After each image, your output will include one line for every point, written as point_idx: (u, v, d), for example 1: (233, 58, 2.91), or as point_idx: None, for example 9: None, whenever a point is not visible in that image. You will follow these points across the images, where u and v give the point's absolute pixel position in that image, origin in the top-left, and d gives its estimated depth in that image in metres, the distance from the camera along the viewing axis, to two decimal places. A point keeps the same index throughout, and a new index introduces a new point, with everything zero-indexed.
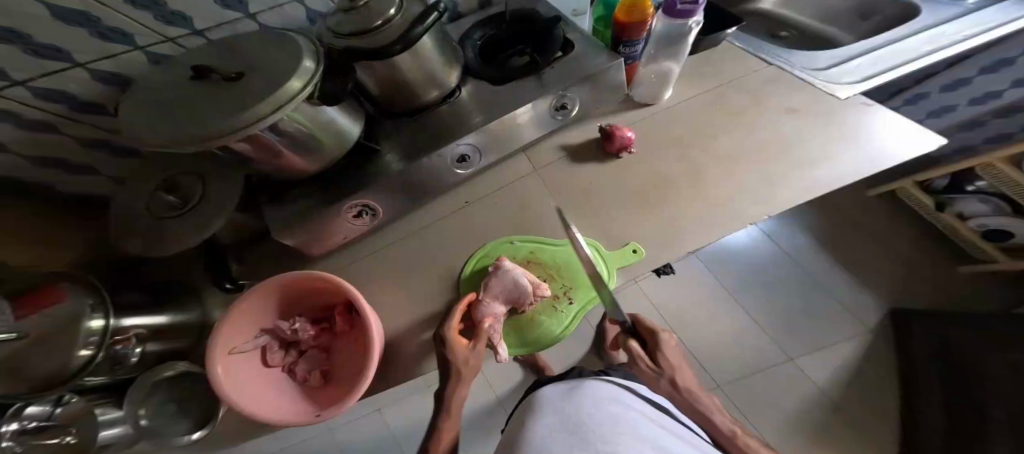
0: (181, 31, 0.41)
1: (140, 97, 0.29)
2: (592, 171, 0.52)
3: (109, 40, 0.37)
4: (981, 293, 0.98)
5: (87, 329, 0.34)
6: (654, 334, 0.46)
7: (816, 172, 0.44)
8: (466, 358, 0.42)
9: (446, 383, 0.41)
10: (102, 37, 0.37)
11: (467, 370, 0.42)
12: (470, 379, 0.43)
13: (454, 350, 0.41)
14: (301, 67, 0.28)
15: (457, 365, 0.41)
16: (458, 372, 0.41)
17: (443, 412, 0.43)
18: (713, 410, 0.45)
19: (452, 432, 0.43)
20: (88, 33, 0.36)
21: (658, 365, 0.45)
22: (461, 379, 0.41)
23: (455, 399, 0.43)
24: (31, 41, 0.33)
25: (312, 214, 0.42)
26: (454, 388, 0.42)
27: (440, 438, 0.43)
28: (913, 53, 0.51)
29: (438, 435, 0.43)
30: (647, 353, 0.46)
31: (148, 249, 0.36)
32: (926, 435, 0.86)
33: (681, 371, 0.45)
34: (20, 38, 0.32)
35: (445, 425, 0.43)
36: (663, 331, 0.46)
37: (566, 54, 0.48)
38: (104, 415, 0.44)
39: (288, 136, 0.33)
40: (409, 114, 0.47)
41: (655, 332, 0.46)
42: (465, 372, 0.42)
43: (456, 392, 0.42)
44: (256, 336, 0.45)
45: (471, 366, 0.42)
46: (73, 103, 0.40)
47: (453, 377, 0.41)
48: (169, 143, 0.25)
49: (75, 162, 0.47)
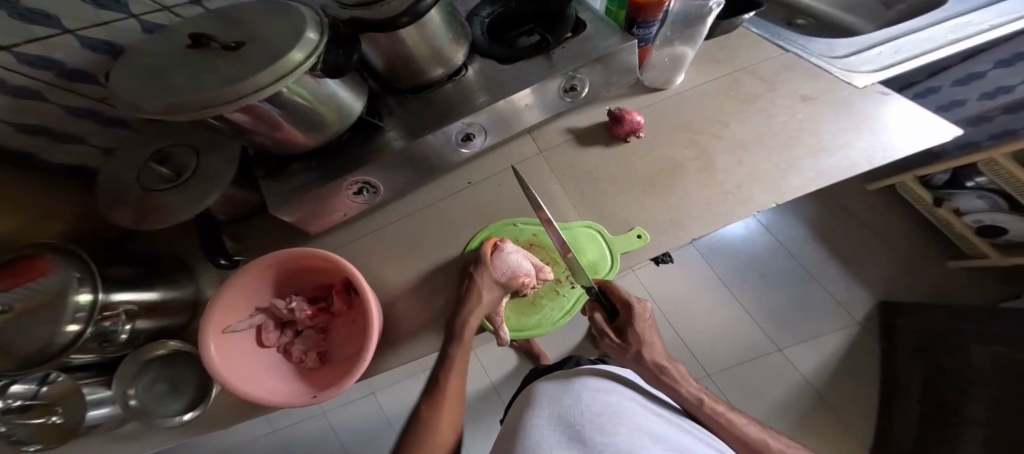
0: (178, 0, 0.41)
1: (131, 63, 0.27)
2: (599, 155, 0.51)
3: (104, 7, 0.36)
4: (972, 289, 1.00)
5: (75, 303, 0.32)
6: (627, 307, 0.45)
7: (827, 159, 0.44)
8: (488, 287, 0.43)
9: (464, 306, 0.42)
10: (98, 6, 0.35)
11: (487, 301, 0.43)
12: (483, 312, 0.42)
13: (483, 275, 0.44)
14: (305, 38, 0.26)
15: (479, 291, 0.43)
16: (479, 297, 0.42)
17: (454, 341, 0.41)
18: (679, 384, 0.45)
19: (463, 364, 0.41)
20: None
21: (624, 340, 0.46)
22: (480, 304, 0.42)
23: (469, 327, 0.41)
24: (18, 5, 0.31)
25: (309, 190, 0.41)
26: (470, 314, 0.41)
27: (451, 366, 0.40)
28: (936, 41, 0.51)
29: (450, 367, 0.40)
30: (614, 327, 0.46)
31: (142, 220, 0.35)
32: (903, 421, 0.88)
33: (650, 345, 0.45)
34: (8, 1, 0.30)
35: (455, 354, 0.40)
36: (636, 305, 0.45)
37: (576, 36, 0.46)
38: (92, 394, 0.42)
39: (288, 108, 0.31)
40: (413, 90, 0.45)
41: (629, 306, 0.45)
42: (483, 300, 0.43)
43: (472, 317, 0.41)
44: (251, 315, 0.43)
45: (490, 299, 0.43)
46: (61, 71, 0.38)
47: (473, 300, 0.42)
48: (161, 113, 0.23)
49: (62, 131, 0.44)
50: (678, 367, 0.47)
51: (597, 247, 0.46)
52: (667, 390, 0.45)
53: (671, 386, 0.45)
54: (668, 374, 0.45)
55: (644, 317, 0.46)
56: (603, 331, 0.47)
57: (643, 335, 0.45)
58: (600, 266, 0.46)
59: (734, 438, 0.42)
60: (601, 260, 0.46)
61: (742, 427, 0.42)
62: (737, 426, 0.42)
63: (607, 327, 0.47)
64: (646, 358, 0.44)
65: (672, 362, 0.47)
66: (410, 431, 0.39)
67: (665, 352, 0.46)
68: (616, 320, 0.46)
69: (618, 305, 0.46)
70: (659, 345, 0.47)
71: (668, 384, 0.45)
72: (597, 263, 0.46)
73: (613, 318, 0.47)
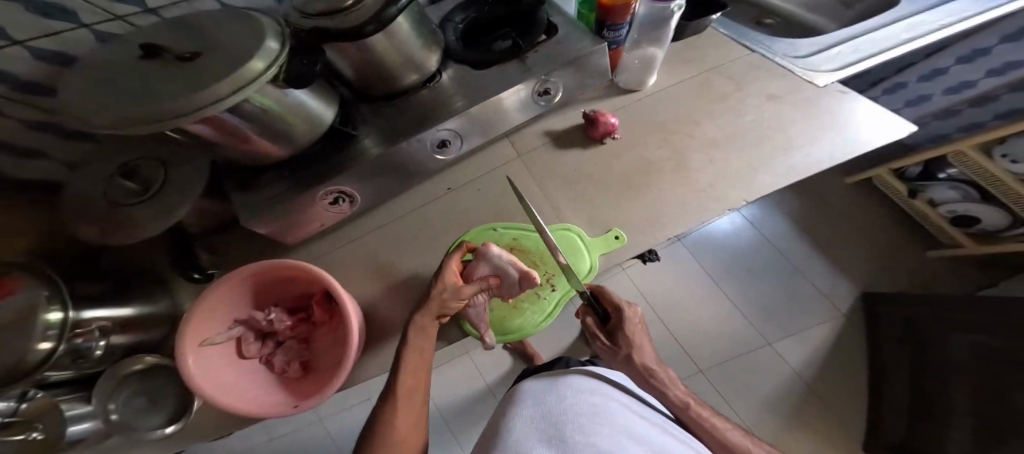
0: (130, 9, 0.40)
1: (83, 74, 0.26)
2: (575, 158, 0.51)
3: (50, 17, 0.36)
4: (950, 277, 1.02)
5: (45, 321, 0.32)
6: (618, 309, 0.47)
7: (796, 157, 0.45)
8: (450, 287, 0.41)
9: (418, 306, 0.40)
10: (40, 14, 0.35)
11: (440, 301, 0.40)
12: (441, 313, 0.40)
13: (447, 275, 0.42)
14: (265, 48, 0.26)
15: (438, 290, 0.40)
16: (434, 298, 0.40)
17: (404, 337, 0.40)
18: (668, 386, 0.47)
19: (417, 366, 0.39)
20: (23, 8, 0.33)
21: (615, 343, 0.47)
22: (429, 303, 0.40)
23: (421, 328, 0.40)
24: None
25: (283, 202, 0.41)
26: (421, 316, 0.40)
27: (402, 369, 0.39)
28: (895, 40, 0.52)
29: (401, 368, 0.39)
30: (605, 331, 0.48)
31: (112, 234, 0.35)
32: (890, 412, 0.90)
33: (641, 350, 0.47)
34: None
35: (405, 353, 0.39)
36: (627, 308, 0.47)
37: (549, 38, 0.47)
38: (71, 410, 0.43)
39: (252, 118, 0.31)
40: (386, 98, 0.45)
41: (620, 308, 0.47)
42: (441, 301, 0.40)
43: (418, 316, 0.40)
44: (230, 327, 0.43)
45: (445, 300, 0.40)
46: (13, 84, 0.38)
47: (427, 300, 0.40)
48: (116, 125, 0.23)
49: (23, 145, 0.44)
50: (667, 370, 0.48)
51: (578, 251, 0.46)
52: (656, 393, 0.47)
53: (660, 388, 0.46)
54: (657, 378, 0.47)
55: (633, 323, 0.47)
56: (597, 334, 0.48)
57: (634, 340, 0.46)
58: (581, 269, 0.46)
59: (719, 444, 0.43)
60: (578, 263, 0.46)
61: (725, 433, 0.43)
62: (721, 432, 0.43)
63: (599, 331, 0.48)
64: (636, 361, 0.46)
65: (662, 366, 0.48)
66: (369, 432, 0.39)
67: (656, 355, 0.48)
68: (608, 324, 0.48)
69: (609, 309, 0.48)
70: (650, 349, 0.48)
71: (658, 386, 0.47)
72: (577, 267, 0.46)
73: (605, 323, 0.48)
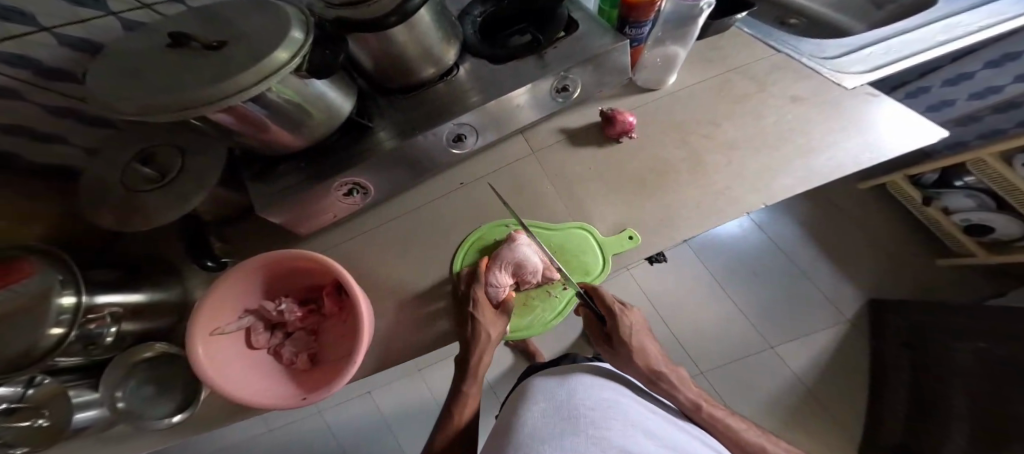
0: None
1: (109, 62, 0.26)
2: (591, 155, 0.51)
3: (81, 5, 0.35)
4: (959, 286, 1.02)
5: (59, 306, 0.32)
6: (612, 313, 0.45)
7: (818, 160, 0.44)
8: (492, 323, 0.43)
9: (474, 349, 0.42)
10: (72, 2, 0.34)
11: (495, 336, 0.44)
12: (495, 343, 0.43)
13: (484, 313, 0.43)
14: (290, 38, 0.26)
15: (489, 331, 0.43)
16: (488, 337, 0.42)
17: (469, 378, 0.44)
18: (676, 389, 0.45)
19: (474, 400, 0.45)
20: None
21: (613, 348, 0.47)
22: (489, 342, 0.43)
23: (483, 363, 0.43)
24: None
25: (298, 192, 0.40)
26: (482, 354, 0.42)
27: (465, 404, 0.44)
28: (926, 43, 0.51)
29: (464, 403, 0.44)
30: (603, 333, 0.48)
31: (127, 222, 0.34)
32: (890, 420, 0.88)
33: (642, 351, 0.46)
34: None
35: (469, 390, 0.44)
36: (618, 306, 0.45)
37: (569, 35, 0.46)
38: (79, 397, 0.42)
39: (272, 108, 0.31)
40: (403, 90, 0.45)
41: (612, 308, 0.45)
42: (491, 337, 0.43)
43: (484, 357, 0.43)
44: (240, 316, 0.43)
45: (494, 336, 0.43)
46: (39, 69, 0.38)
47: (483, 341, 0.42)
48: (141, 112, 0.23)
49: (42, 130, 0.44)
50: (676, 371, 0.47)
51: (588, 248, 0.46)
52: (665, 395, 0.46)
53: (667, 392, 0.45)
54: (665, 380, 0.46)
55: (631, 324, 0.46)
56: (595, 330, 0.49)
57: (631, 343, 0.46)
58: (592, 266, 0.46)
59: (733, 444, 0.43)
60: (592, 260, 0.46)
61: (742, 433, 0.43)
62: (735, 432, 0.43)
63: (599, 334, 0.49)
64: (638, 362, 0.45)
65: (671, 367, 0.48)
66: None
67: (663, 358, 0.47)
68: (605, 325, 0.48)
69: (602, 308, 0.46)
70: (654, 349, 0.48)
71: (664, 389, 0.45)
72: (588, 264, 0.46)
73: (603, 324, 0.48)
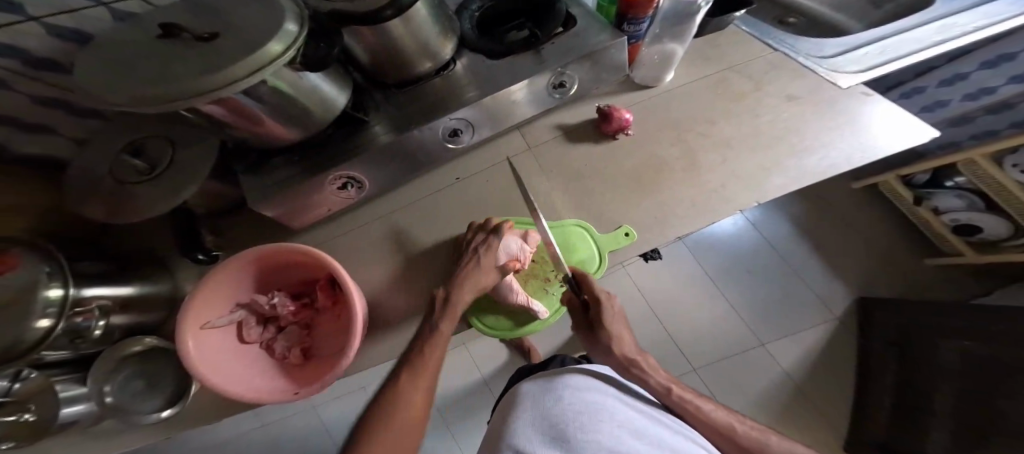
0: None
1: (98, 52, 0.26)
2: (586, 151, 0.51)
3: None
4: (948, 286, 1.03)
5: (45, 298, 0.31)
6: (598, 303, 0.45)
7: (809, 160, 0.45)
8: (487, 274, 0.43)
9: (462, 284, 0.41)
10: None
11: (484, 283, 0.43)
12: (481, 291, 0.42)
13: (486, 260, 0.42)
14: (284, 29, 0.25)
15: (479, 276, 0.42)
16: (476, 280, 0.42)
17: (444, 315, 0.40)
18: (648, 374, 0.46)
19: (443, 343, 0.39)
20: None
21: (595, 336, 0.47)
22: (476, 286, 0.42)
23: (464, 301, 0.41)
24: None
25: (291, 185, 0.40)
26: (465, 294, 0.41)
27: (433, 344, 0.39)
28: (921, 42, 0.52)
29: (431, 342, 0.39)
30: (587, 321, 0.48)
31: (117, 213, 0.34)
32: (875, 414, 0.90)
33: (619, 339, 0.46)
34: None
35: (440, 328, 0.39)
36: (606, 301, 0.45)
37: (567, 31, 0.45)
38: (65, 391, 0.41)
39: (265, 102, 0.30)
40: (400, 85, 0.44)
41: (600, 302, 0.44)
42: (483, 283, 0.43)
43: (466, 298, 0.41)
44: (232, 311, 0.42)
45: (488, 277, 0.43)
46: (28, 59, 0.37)
47: (473, 278, 0.42)
48: (127, 104, 0.22)
49: (30, 120, 0.43)
50: (647, 358, 0.47)
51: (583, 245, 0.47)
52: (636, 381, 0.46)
53: (639, 377, 0.46)
54: (637, 366, 0.46)
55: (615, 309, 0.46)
56: (577, 318, 0.48)
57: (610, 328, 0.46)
58: (588, 265, 0.46)
59: (716, 430, 0.42)
60: (588, 258, 0.46)
61: (706, 411, 0.43)
62: (705, 413, 0.43)
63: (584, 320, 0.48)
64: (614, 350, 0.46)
65: (643, 354, 0.47)
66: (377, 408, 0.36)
67: (636, 344, 0.47)
68: (588, 313, 0.47)
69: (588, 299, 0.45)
70: (629, 336, 0.48)
71: (637, 375, 0.46)
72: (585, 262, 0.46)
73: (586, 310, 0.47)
